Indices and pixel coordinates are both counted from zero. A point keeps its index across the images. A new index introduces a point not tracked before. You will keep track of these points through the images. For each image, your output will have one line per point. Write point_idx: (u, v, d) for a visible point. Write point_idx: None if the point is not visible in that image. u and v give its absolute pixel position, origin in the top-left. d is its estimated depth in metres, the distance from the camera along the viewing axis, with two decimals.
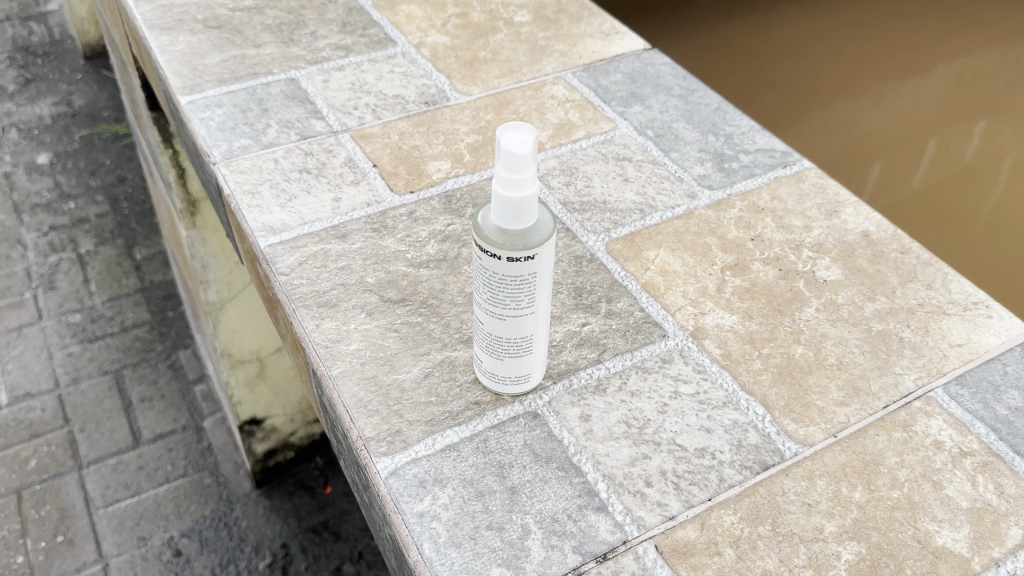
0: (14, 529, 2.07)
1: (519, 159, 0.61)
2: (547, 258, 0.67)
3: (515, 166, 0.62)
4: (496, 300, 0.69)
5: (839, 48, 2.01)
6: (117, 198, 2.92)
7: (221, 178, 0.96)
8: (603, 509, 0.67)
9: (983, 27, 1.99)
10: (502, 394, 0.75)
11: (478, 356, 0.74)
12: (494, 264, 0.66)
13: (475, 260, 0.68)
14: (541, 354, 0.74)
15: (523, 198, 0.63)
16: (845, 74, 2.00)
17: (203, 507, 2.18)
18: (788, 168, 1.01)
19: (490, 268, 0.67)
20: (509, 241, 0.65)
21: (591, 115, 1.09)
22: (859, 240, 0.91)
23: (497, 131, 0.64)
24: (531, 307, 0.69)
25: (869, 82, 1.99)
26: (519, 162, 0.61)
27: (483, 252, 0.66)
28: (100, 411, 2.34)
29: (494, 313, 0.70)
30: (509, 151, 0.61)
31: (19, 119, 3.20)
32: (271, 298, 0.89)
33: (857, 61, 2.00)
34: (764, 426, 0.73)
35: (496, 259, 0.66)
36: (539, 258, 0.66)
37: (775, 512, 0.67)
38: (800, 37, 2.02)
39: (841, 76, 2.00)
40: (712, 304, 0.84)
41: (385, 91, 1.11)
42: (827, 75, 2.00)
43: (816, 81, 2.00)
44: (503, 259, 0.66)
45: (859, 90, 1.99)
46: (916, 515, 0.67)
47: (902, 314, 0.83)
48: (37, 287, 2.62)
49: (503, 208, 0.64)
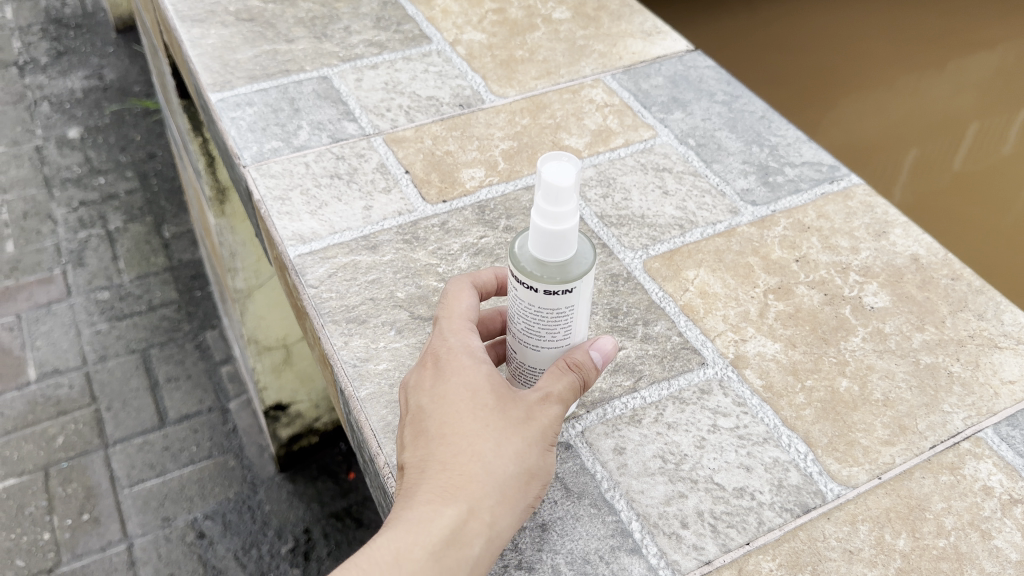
0: (40, 506, 2.08)
1: (561, 192, 0.59)
2: (584, 293, 0.64)
3: (556, 198, 0.59)
4: (529, 329, 0.66)
5: (863, 36, 2.00)
6: (147, 175, 2.92)
7: (252, 182, 0.94)
8: (636, 551, 0.65)
9: (1003, 20, 1.99)
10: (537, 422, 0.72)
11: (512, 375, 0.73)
12: (531, 296, 0.64)
13: (511, 291, 0.66)
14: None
15: (563, 232, 0.60)
16: (871, 62, 1.99)
17: (227, 489, 2.19)
18: (835, 183, 0.97)
19: (527, 299, 0.64)
20: (547, 273, 0.62)
21: (630, 122, 1.05)
22: (908, 264, 0.88)
23: (538, 161, 0.61)
24: (568, 339, 0.66)
25: (896, 69, 1.98)
26: (561, 194, 0.59)
27: (520, 284, 0.63)
28: (127, 389, 2.34)
29: (527, 345, 0.67)
30: (550, 183, 0.59)
31: (51, 92, 3.20)
32: (299, 308, 0.87)
33: (879, 50, 1.99)
34: (806, 464, 0.71)
35: (530, 290, 0.63)
36: (577, 292, 0.63)
37: (815, 559, 0.65)
38: (812, 29, 2.01)
39: (865, 64, 1.98)
40: (754, 330, 0.81)
41: (419, 92, 1.08)
42: (852, 61, 1.99)
43: (841, 71, 1.99)
44: (541, 292, 0.63)
45: (887, 77, 1.98)
46: (963, 566, 0.65)
47: (951, 346, 0.80)
48: (66, 263, 2.62)
49: (542, 240, 0.61)
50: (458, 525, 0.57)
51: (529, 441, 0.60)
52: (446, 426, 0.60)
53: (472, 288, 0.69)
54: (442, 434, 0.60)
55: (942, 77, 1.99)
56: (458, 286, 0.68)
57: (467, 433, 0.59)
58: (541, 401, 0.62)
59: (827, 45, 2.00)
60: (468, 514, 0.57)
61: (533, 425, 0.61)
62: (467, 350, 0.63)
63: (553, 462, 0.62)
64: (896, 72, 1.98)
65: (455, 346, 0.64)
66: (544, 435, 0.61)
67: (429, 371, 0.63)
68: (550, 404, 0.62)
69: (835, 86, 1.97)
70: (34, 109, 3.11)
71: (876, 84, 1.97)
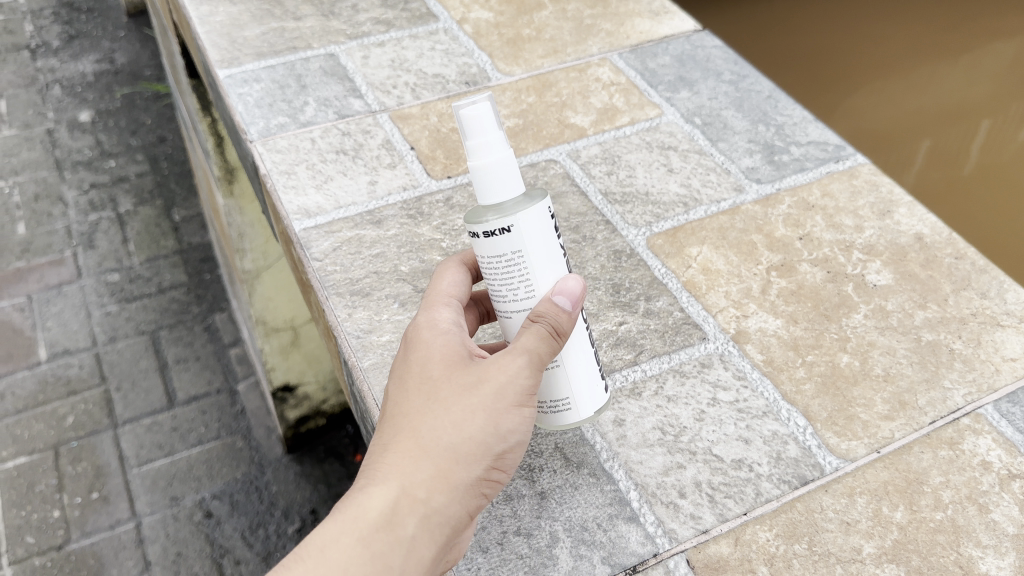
0: (51, 484, 2.10)
1: (472, 123, 0.61)
2: (531, 237, 0.61)
3: (470, 132, 0.61)
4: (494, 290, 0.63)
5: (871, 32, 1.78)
6: (157, 158, 2.93)
7: (258, 157, 0.95)
8: (633, 520, 0.66)
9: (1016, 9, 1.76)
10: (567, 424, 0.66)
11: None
12: (479, 247, 0.62)
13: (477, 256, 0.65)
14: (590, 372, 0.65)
15: (487, 166, 0.61)
16: (880, 60, 1.77)
17: (234, 469, 2.20)
18: (840, 163, 0.97)
19: (479, 253, 0.63)
20: (484, 213, 0.61)
21: (636, 100, 1.05)
22: (912, 243, 0.88)
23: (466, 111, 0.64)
24: (534, 294, 0.62)
25: (905, 66, 1.77)
26: (472, 125, 0.61)
27: (471, 237, 0.63)
28: (136, 370, 2.36)
29: (501, 313, 0.64)
30: (463, 117, 0.61)
31: (62, 76, 3.21)
32: (304, 282, 0.88)
33: (886, 50, 1.77)
34: (805, 438, 0.71)
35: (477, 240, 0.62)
36: (517, 231, 0.60)
37: (812, 530, 0.65)
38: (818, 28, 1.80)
39: (872, 62, 1.77)
40: (756, 306, 0.82)
41: (425, 70, 1.09)
42: (860, 59, 1.78)
43: (847, 71, 1.78)
44: (481, 236, 0.61)
45: (898, 73, 1.76)
46: (959, 539, 0.65)
47: (953, 323, 0.80)
48: (77, 245, 2.64)
49: (477, 183, 0.62)
50: (388, 503, 0.53)
51: (474, 407, 0.56)
52: (395, 407, 0.58)
53: (463, 266, 0.67)
54: (392, 414, 0.57)
55: (953, 70, 1.77)
56: (446, 264, 0.67)
57: (410, 410, 0.57)
58: (495, 363, 0.57)
59: (835, 41, 1.79)
60: (400, 492, 0.53)
61: (481, 389, 0.56)
62: (427, 325, 0.61)
63: (513, 427, 0.57)
64: (908, 69, 1.77)
65: (419, 322, 0.61)
66: (496, 399, 0.56)
67: (396, 355, 0.61)
68: (504, 360, 0.57)
69: (844, 83, 1.77)
70: (45, 93, 3.13)
71: (886, 80, 1.76)
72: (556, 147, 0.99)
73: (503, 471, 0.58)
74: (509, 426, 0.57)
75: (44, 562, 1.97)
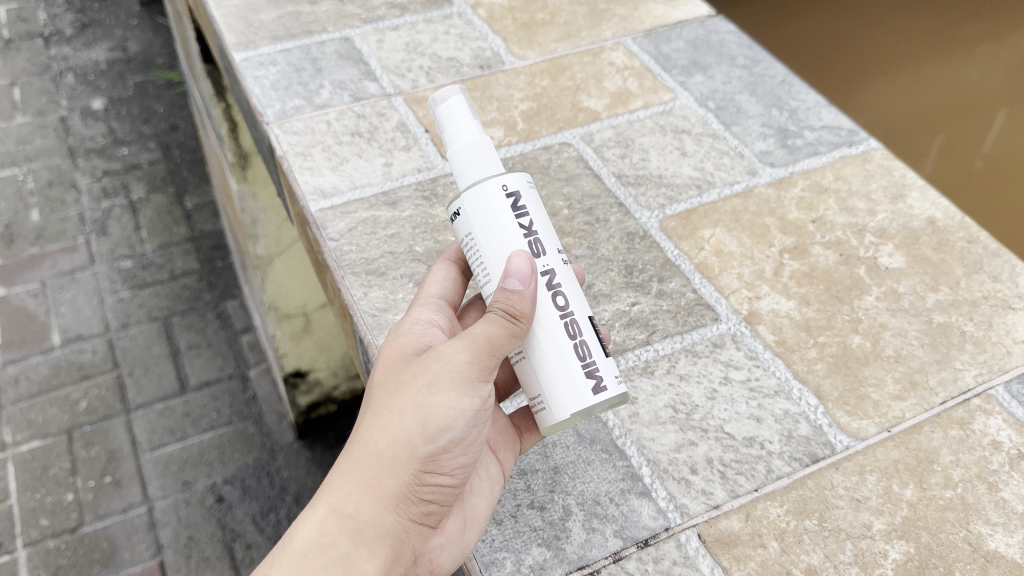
0: (64, 467, 2.10)
1: (440, 115, 0.66)
2: (476, 214, 0.62)
3: (441, 123, 0.66)
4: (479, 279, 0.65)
5: None
6: (169, 146, 2.94)
7: (274, 139, 0.96)
8: (645, 494, 0.67)
9: None
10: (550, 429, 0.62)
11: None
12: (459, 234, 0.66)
13: None
14: (562, 365, 0.60)
15: (453, 152, 0.65)
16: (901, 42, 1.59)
17: (246, 455, 2.22)
18: (854, 147, 0.97)
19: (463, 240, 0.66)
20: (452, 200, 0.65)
21: (650, 84, 1.06)
22: (925, 227, 0.88)
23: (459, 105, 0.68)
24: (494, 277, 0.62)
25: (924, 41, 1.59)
26: (440, 117, 0.66)
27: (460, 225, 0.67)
28: (148, 356, 2.36)
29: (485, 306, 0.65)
30: (435, 112, 0.66)
31: (75, 64, 3.20)
32: (320, 262, 0.89)
33: None
34: (816, 417, 0.72)
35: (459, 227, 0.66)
36: (466, 214, 0.63)
37: (823, 506, 0.66)
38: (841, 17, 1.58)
39: None
40: (769, 288, 0.82)
41: (439, 53, 1.09)
42: None
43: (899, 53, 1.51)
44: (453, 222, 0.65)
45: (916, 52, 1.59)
46: (969, 516, 0.65)
47: (965, 306, 0.80)
48: (90, 231, 2.64)
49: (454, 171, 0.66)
50: (318, 522, 0.55)
51: (399, 414, 0.57)
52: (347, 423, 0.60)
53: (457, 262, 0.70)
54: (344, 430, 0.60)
55: None
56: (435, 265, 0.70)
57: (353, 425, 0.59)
58: (425, 362, 0.58)
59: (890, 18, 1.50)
60: (328, 508, 0.56)
61: (408, 394, 0.57)
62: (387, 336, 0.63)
63: (445, 426, 0.57)
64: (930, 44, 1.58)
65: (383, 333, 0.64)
66: (422, 402, 0.56)
67: None
68: (434, 359, 0.57)
69: None
70: (59, 81, 3.12)
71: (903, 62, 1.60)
72: (569, 130, 0.99)
73: (445, 471, 0.59)
74: (438, 428, 0.57)
75: (58, 545, 1.98)
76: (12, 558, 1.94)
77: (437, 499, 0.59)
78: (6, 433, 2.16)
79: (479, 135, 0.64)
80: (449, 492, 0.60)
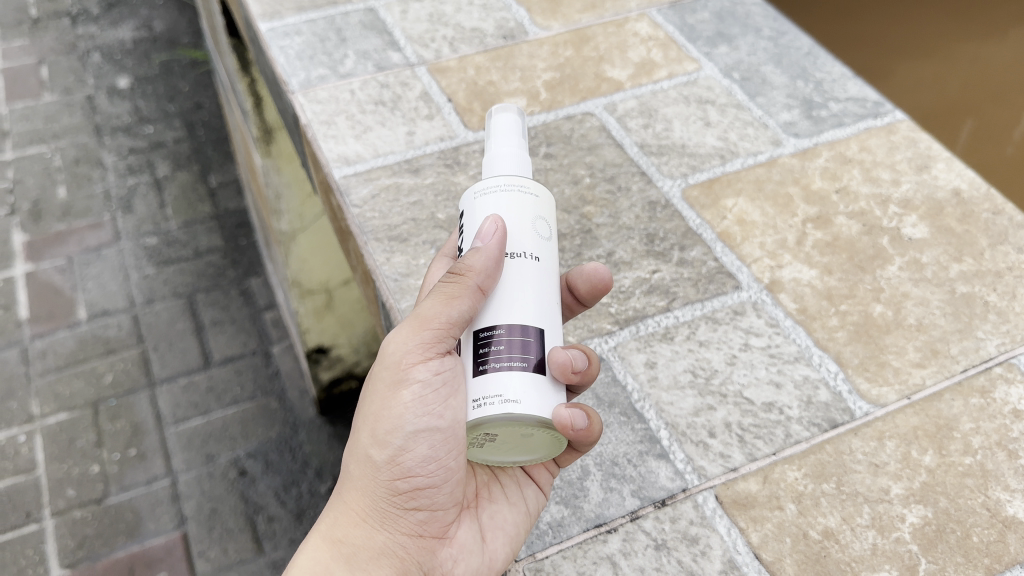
0: (89, 440, 2.02)
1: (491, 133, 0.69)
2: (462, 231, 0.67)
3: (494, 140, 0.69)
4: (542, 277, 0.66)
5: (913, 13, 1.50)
6: (194, 124, 2.82)
7: (299, 107, 0.96)
8: (664, 456, 0.68)
9: None
10: (507, 462, 0.61)
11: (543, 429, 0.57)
12: None
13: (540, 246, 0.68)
14: None
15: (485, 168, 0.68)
16: None
17: (269, 429, 2.11)
18: (879, 119, 0.96)
19: None
20: None
21: (674, 55, 1.06)
22: (949, 198, 0.87)
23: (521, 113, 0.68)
24: None
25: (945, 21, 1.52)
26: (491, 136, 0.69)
27: None
28: (173, 331, 2.27)
29: None
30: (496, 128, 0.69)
31: (102, 42, 3.10)
32: (343, 229, 0.90)
33: None
34: (837, 383, 0.72)
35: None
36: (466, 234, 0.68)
37: (840, 471, 0.66)
38: None
39: None
40: (791, 257, 0.82)
41: (463, 24, 1.10)
42: None
43: (916, 63, 1.48)
44: None
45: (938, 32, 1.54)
46: (988, 482, 0.65)
47: (989, 276, 0.80)
48: (116, 209, 2.54)
49: None
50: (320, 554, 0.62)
51: (361, 431, 0.62)
52: None
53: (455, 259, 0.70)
54: None
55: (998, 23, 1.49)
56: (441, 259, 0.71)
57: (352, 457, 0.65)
58: (377, 375, 0.62)
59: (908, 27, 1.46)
60: (317, 533, 0.63)
61: (366, 413, 0.62)
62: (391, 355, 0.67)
63: (394, 423, 0.60)
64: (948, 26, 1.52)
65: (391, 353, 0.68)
66: (375, 413, 0.61)
67: None
68: (381, 368, 0.61)
69: None
70: (85, 60, 3.02)
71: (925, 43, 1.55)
72: (593, 100, 1.00)
73: (417, 474, 0.60)
74: (386, 431, 0.60)
75: (84, 515, 1.90)
76: (40, 527, 1.88)
77: (423, 503, 0.61)
78: (33, 405, 2.07)
79: (489, 145, 0.66)
80: (435, 496, 0.61)
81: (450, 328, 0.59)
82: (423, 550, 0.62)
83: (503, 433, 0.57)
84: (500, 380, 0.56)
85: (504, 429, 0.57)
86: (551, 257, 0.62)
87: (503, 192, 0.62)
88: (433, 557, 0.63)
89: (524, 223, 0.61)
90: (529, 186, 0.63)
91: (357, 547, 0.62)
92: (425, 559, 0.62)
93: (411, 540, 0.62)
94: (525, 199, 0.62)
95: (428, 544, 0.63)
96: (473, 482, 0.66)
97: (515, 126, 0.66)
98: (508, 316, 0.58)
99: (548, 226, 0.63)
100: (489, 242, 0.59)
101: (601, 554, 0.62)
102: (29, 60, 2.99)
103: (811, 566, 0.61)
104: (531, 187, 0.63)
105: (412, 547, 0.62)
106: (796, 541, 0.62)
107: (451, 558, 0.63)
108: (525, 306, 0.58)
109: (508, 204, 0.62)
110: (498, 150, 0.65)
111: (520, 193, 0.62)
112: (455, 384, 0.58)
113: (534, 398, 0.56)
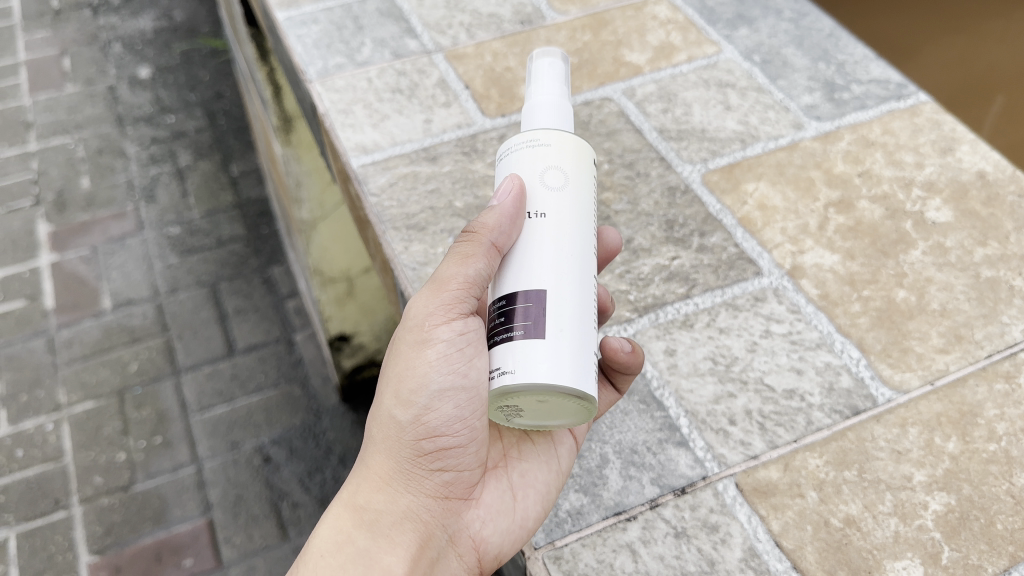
0: (115, 428, 2.04)
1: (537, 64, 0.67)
2: None
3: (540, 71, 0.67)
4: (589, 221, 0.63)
5: None
6: (215, 114, 2.83)
7: (316, 96, 0.96)
8: (683, 444, 0.67)
9: None
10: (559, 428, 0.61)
11: (561, 398, 0.56)
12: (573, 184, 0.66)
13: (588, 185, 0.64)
14: None
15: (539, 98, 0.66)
16: None
17: (292, 416, 2.12)
18: (902, 101, 0.95)
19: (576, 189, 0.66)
20: None
21: (693, 38, 1.05)
22: (974, 180, 0.86)
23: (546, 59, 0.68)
24: None
25: None
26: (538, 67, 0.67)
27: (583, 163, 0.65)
28: (197, 320, 2.28)
29: None
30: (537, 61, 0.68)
31: (123, 33, 3.11)
32: (362, 218, 0.90)
33: None
34: (859, 369, 0.71)
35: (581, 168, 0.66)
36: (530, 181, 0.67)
37: (862, 458, 0.66)
38: None
39: None
40: (813, 242, 0.81)
41: (480, 10, 1.09)
42: None
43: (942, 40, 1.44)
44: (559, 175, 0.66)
45: None
46: (1012, 469, 0.64)
47: (1015, 261, 0.78)
48: (138, 198, 2.55)
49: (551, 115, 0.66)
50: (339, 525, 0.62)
51: (382, 394, 0.62)
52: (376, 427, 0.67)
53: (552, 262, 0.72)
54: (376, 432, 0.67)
55: None
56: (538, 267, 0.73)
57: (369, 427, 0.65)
58: (398, 342, 0.62)
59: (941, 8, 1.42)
60: (337, 503, 0.63)
61: (387, 378, 0.62)
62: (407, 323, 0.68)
63: (417, 385, 0.60)
64: None
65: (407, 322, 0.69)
66: (397, 374, 0.62)
67: None
68: (403, 331, 0.62)
69: None
70: (107, 50, 3.03)
71: None
72: (611, 85, 0.99)
73: (443, 434, 0.61)
74: (410, 390, 0.60)
75: (112, 502, 1.92)
76: (69, 514, 1.90)
77: (449, 464, 0.63)
78: (60, 394, 2.10)
79: (528, 93, 0.65)
80: (461, 456, 0.63)
81: (469, 287, 0.60)
82: (448, 511, 0.64)
83: (525, 403, 0.57)
84: (503, 355, 0.57)
85: (521, 398, 0.57)
86: (569, 205, 0.60)
87: (513, 152, 0.63)
88: (458, 518, 0.64)
89: (528, 178, 0.61)
90: (541, 136, 0.62)
91: (379, 513, 0.62)
92: (450, 521, 0.64)
93: (435, 503, 0.63)
94: (531, 153, 0.62)
95: (453, 505, 0.64)
96: (498, 445, 0.68)
97: (554, 72, 0.65)
98: (517, 285, 0.58)
99: (566, 175, 0.61)
100: (503, 201, 0.60)
101: (621, 542, 0.62)
102: (52, 51, 3.00)
103: (832, 554, 0.61)
104: (543, 137, 0.62)
105: (437, 509, 0.63)
106: (816, 529, 0.62)
107: (477, 519, 0.64)
108: (531, 273, 0.58)
109: (515, 163, 0.62)
110: (538, 98, 0.64)
111: (527, 147, 0.62)
112: (479, 346, 0.59)
113: (528, 363, 0.55)
